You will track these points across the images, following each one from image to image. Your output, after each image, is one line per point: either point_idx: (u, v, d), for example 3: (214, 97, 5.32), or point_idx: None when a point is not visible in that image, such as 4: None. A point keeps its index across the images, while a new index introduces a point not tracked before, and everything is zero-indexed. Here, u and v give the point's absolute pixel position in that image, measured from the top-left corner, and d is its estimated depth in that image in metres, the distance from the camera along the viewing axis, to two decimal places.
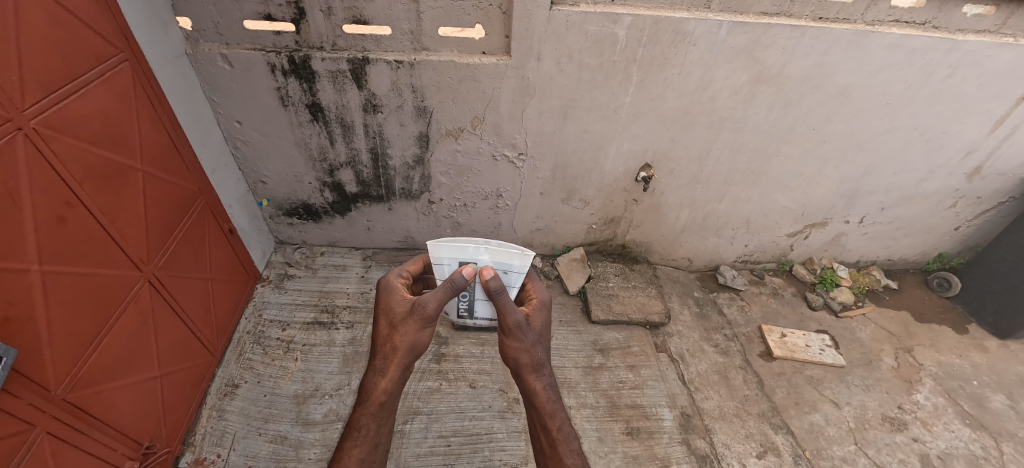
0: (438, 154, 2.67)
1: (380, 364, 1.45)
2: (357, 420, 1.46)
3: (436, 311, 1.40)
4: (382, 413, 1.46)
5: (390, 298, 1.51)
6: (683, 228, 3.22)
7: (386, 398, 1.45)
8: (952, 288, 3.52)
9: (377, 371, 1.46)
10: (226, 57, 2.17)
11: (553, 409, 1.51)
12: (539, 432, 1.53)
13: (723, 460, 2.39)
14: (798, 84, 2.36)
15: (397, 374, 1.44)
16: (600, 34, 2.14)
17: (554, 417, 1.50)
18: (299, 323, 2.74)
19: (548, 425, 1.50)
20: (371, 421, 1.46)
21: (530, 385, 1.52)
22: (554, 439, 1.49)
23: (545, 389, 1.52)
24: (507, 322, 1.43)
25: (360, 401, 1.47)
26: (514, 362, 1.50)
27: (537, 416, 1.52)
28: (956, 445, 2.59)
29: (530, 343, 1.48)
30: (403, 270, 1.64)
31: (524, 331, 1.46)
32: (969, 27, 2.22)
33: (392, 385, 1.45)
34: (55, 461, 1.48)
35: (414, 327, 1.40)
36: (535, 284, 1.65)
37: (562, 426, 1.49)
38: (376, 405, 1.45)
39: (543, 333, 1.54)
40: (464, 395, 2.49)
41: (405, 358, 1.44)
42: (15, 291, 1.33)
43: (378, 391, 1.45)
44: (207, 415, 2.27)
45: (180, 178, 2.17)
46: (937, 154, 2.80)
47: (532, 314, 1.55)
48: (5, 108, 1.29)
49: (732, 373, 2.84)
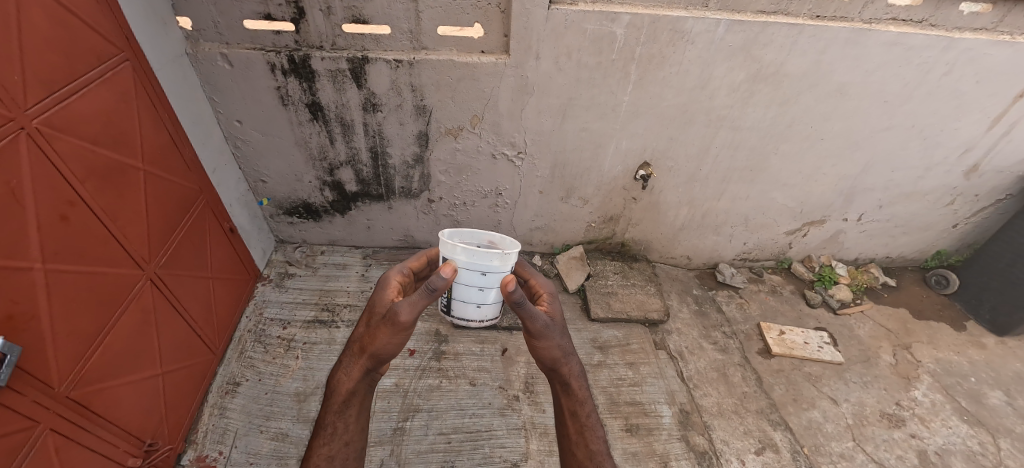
0: (437, 153, 2.68)
1: (350, 362, 1.54)
2: (324, 417, 1.54)
3: (409, 320, 1.37)
4: (346, 411, 1.54)
5: (378, 296, 1.54)
6: (681, 226, 3.23)
7: (349, 396, 1.53)
8: (950, 286, 3.54)
9: (343, 370, 1.55)
10: (226, 56, 2.18)
11: (584, 397, 1.63)
12: (566, 419, 1.64)
13: (722, 457, 2.41)
14: (796, 83, 2.37)
15: (360, 374, 1.52)
16: (598, 33, 2.15)
17: (584, 404, 1.63)
18: (301, 321, 2.76)
19: (577, 412, 1.62)
20: (336, 419, 1.53)
21: (565, 374, 1.61)
22: (582, 425, 1.61)
23: (578, 378, 1.63)
24: (536, 326, 1.44)
25: (327, 394, 1.57)
26: (547, 359, 1.57)
27: (567, 403, 1.64)
28: (954, 441, 2.61)
29: (559, 339, 1.53)
30: (404, 268, 1.65)
31: (552, 328, 1.49)
32: (965, 25, 2.23)
33: (356, 385, 1.53)
34: (58, 457, 1.49)
35: (383, 334, 1.42)
36: (536, 277, 1.69)
37: (590, 413, 1.63)
38: (342, 403, 1.53)
39: (563, 325, 1.59)
40: (464, 393, 2.50)
41: (367, 362, 1.50)
42: (19, 288, 1.34)
43: (344, 388, 1.54)
44: (209, 413, 2.29)
45: (181, 177, 2.18)
46: (934, 152, 2.81)
47: (550, 309, 1.58)
48: (8, 108, 1.30)
49: (731, 371, 2.86)
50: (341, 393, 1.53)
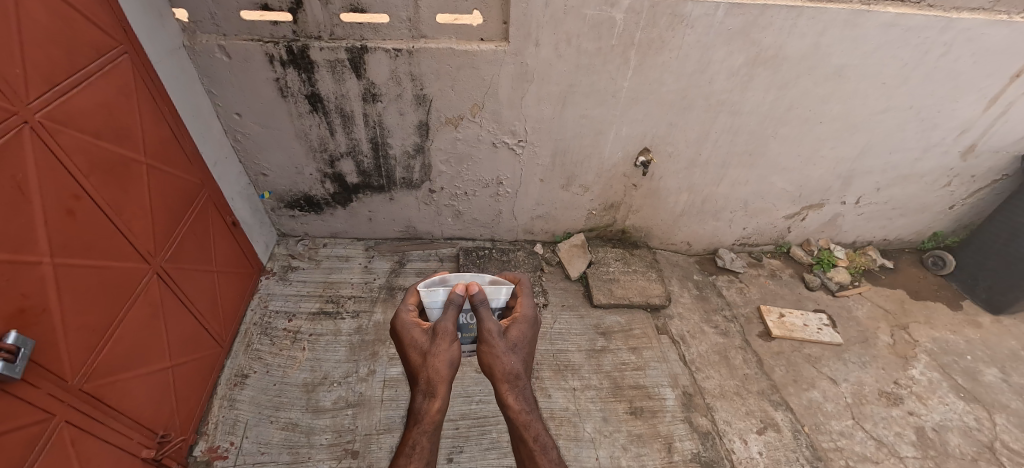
0: (438, 142, 2.68)
1: (425, 385, 1.32)
2: (409, 447, 1.25)
3: (455, 325, 1.39)
4: (437, 429, 1.28)
5: (409, 335, 1.43)
6: (681, 213, 3.25)
7: (439, 415, 1.29)
8: (946, 267, 3.59)
9: (422, 394, 1.32)
10: (224, 48, 2.16)
11: (527, 419, 1.33)
12: (517, 449, 1.35)
13: (724, 437, 2.45)
14: (794, 66, 2.37)
15: (447, 390, 1.31)
16: (598, 19, 2.14)
17: (528, 427, 1.33)
18: (305, 313, 2.77)
19: (524, 437, 1.33)
20: (427, 440, 1.26)
21: (503, 396, 1.37)
22: (532, 451, 1.30)
23: (518, 399, 1.35)
24: (479, 328, 1.41)
25: (409, 427, 1.30)
26: (487, 370, 1.40)
27: (513, 429, 1.35)
28: (950, 417, 2.67)
29: (502, 348, 1.40)
30: (409, 303, 1.53)
31: (496, 336, 1.40)
32: (964, 5, 2.23)
33: (444, 401, 1.31)
34: (75, 450, 1.51)
35: (444, 344, 1.34)
36: (524, 297, 1.59)
37: (539, 435, 1.32)
38: (432, 424, 1.27)
39: (517, 341, 1.45)
40: (470, 380, 2.53)
41: (449, 373, 1.32)
42: (30, 282, 1.35)
43: (429, 411, 1.29)
44: (218, 405, 2.31)
45: (181, 170, 2.16)
46: (932, 133, 2.83)
47: (511, 326, 1.50)
48: (11, 102, 1.30)
49: (732, 353, 2.89)
50: (430, 416, 1.28)
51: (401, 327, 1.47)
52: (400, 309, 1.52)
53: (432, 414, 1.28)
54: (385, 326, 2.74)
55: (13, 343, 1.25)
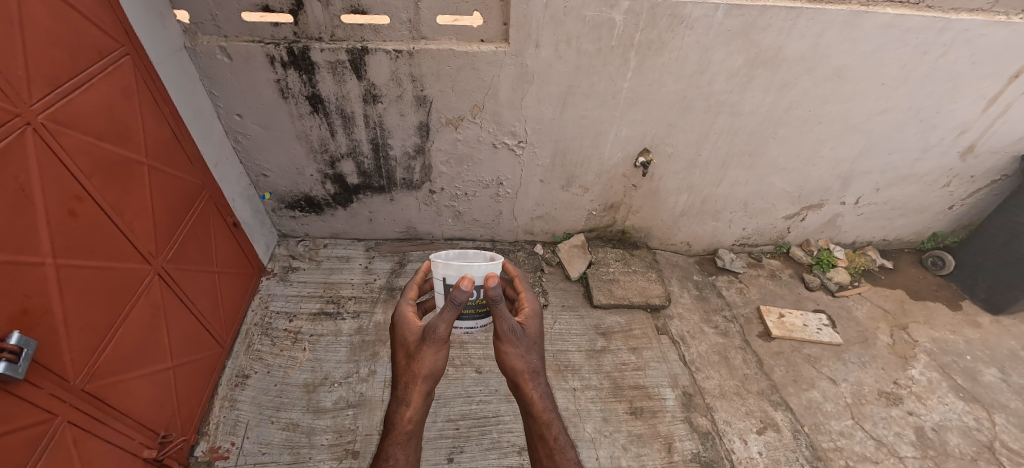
0: (438, 143, 2.69)
1: (402, 393, 1.39)
2: (384, 450, 1.37)
3: (448, 332, 1.32)
4: (411, 441, 1.37)
5: (403, 332, 1.44)
6: (681, 213, 3.26)
7: (412, 426, 1.37)
8: (946, 267, 3.59)
9: (400, 401, 1.39)
10: (225, 49, 2.17)
11: (549, 419, 1.44)
12: (535, 442, 1.48)
13: (724, 437, 2.46)
14: (793, 67, 2.38)
15: (420, 402, 1.37)
16: (598, 20, 2.15)
17: (550, 426, 1.44)
18: (306, 314, 2.78)
19: (544, 435, 1.45)
20: (399, 451, 1.36)
21: (526, 395, 1.44)
22: (551, 448, 1.44)
23: (542, 398, 1.45)
24: (501, 325, 1.36)
25: (387, 429, 1.40)
26: (510, 371, 1.44)
27: (534, 426, 1.46)
28: (950, 417, 2.67)
29: (525, 349, 1.42)
30: (410, 297, 1.52)
31: (518, 336, 1.40)
32: (963, 5, 2.24)
33: (417, 413, 1.37)
34: (78, 450, 1.51)
35: (429, 353, 1.34)
36: (526, 292, 1.57)
37: (559, 435, 1.44)
38: (404, 435, 1.37)
39: (537, 341, 1.48)
40: (471, 380, 2.54)
41: (426, 387, 1.36)
42: (32, 283, 1.35)
43: (404, 419, 1.37)
44: (220, 405, 2.31)
45: (183, 171, 2.17)
46: (931, 133, 2.83)
47: (525, 321, 1.49)
48: (13, 103, 1.30)
49: (732, 354, 2.90)
50: (403, 427, 1.37)
51: (399, 321, 1.47)
52: (402, 301, 1.51)
53: (404, 426, 1.37)
54: (385, 326, 2.74)
55: (15, 343, 1.26)
